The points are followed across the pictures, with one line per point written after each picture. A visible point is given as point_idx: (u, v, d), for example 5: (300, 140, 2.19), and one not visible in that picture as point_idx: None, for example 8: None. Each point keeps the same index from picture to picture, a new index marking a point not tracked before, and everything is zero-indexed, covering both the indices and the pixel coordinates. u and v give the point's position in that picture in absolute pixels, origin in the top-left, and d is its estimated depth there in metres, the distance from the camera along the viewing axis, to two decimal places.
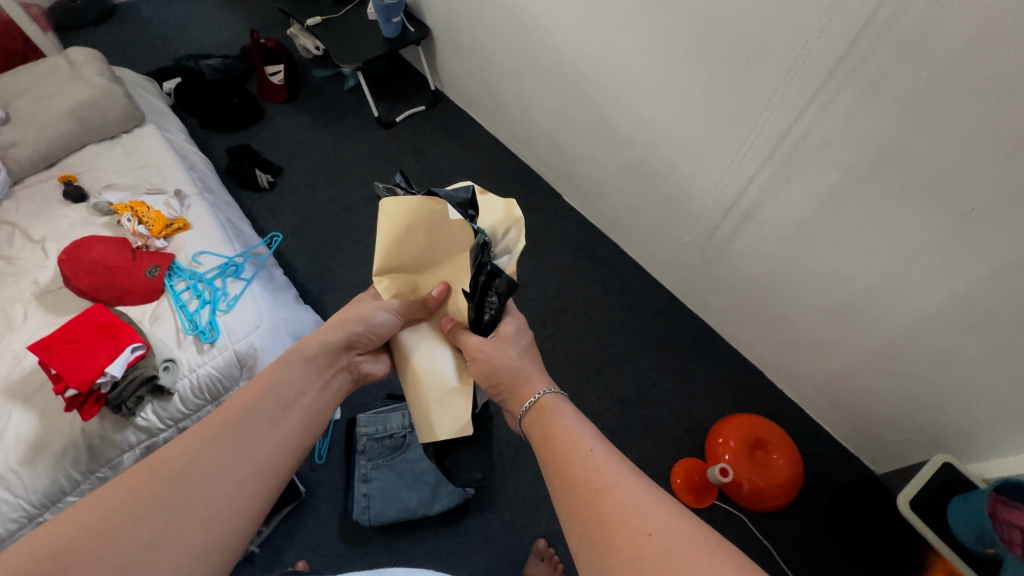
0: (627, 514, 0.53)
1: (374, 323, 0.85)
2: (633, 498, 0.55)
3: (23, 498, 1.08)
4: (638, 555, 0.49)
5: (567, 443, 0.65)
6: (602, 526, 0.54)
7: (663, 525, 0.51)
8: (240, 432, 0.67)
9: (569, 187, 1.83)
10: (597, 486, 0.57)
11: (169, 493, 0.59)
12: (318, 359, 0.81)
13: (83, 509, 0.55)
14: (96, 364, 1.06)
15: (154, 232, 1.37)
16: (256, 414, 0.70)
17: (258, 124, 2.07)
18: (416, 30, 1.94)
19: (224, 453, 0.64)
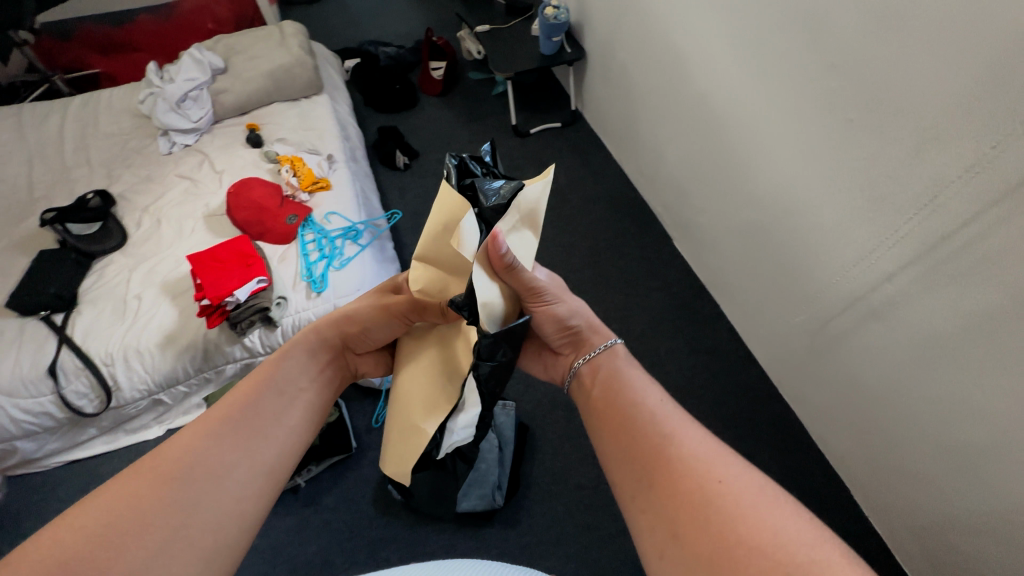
0: (698, 462, 0.54)
1: (371, 327, 0.84)
2: (706, 448, 0.55)
3: (150, 375, 1.32)
4: (706, 499, 0.50)
5: (636, 393, 0.65)
6: (668, 474, 0.54)
7: (734, 476, 0.52)
8: (245, 430, 0.64)
9: (681, 233, 1.77)
10: (665, 432, 0.58)
11: (172, 496, 0.55)
12: (315, 360, 0.78)
13: (84, 513, 0.52)
14: (229, 285, 1.26)
15: (302, 186, 1.58)
16: (262, 414, 0.67)
17: (411, 110, 2.28)
18: (572, 52, 2.00)
19: (228, 450, 0.62)
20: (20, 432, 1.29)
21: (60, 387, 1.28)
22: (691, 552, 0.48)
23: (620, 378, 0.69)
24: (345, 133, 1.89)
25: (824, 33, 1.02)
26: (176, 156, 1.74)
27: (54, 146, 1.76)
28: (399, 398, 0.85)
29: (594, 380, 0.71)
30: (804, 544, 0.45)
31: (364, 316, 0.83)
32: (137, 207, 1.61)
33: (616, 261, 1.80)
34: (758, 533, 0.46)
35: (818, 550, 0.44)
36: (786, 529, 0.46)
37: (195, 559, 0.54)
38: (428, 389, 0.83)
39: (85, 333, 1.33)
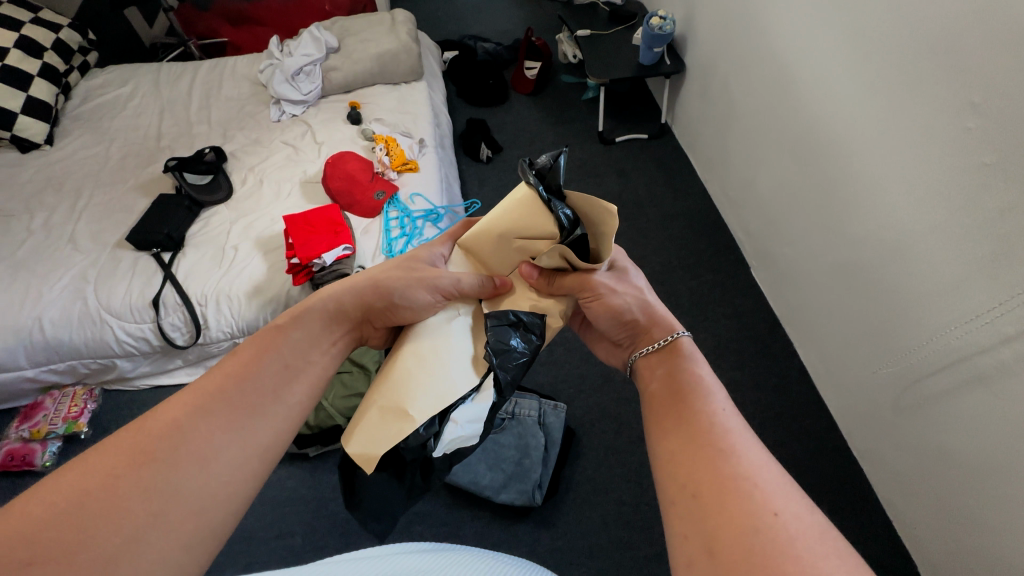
0: (751, 484, 0.48)
1: (411, 297, 0.74)
2: (765, 473, 0.49)
3: (235, 319, 1.43)
4: (757, 526, 0.44)
5: (700, 399, 0.59)
6: (712, 488, 0.48)
7: (794, 512, 0.46)
8: (241, 409, 0.58)
9: (762, 262, 1.69)
10: (721, 446, 0.52)
11: (152, 476, 0.50)
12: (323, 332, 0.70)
13: (63, 482, 0.48)
14: (318, 248, 1.35)
15: (393, 165, 1.65)
16: (260, 390, 0.60)
17: (499, 106, 2.32)
18: (671, 64, 1.97)
19: (219, 430, 0.55)
20: (121, 351, 1.44)
21: (159, 318, 1.41)
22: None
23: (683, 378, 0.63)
24: (437, 119, 1.95)
25: (969, 70, 0.95)
26: (283, 124, 1.87)
27: (182, 103, 1.94)
28: (393, 377, 0.72)
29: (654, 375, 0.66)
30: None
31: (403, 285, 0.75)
32: (244, 166, 1.75)
33: (687, 281, 1.74)
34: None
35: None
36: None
37: (171, 548, 0.48)
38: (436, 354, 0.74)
39: (186, 273, 1.46)
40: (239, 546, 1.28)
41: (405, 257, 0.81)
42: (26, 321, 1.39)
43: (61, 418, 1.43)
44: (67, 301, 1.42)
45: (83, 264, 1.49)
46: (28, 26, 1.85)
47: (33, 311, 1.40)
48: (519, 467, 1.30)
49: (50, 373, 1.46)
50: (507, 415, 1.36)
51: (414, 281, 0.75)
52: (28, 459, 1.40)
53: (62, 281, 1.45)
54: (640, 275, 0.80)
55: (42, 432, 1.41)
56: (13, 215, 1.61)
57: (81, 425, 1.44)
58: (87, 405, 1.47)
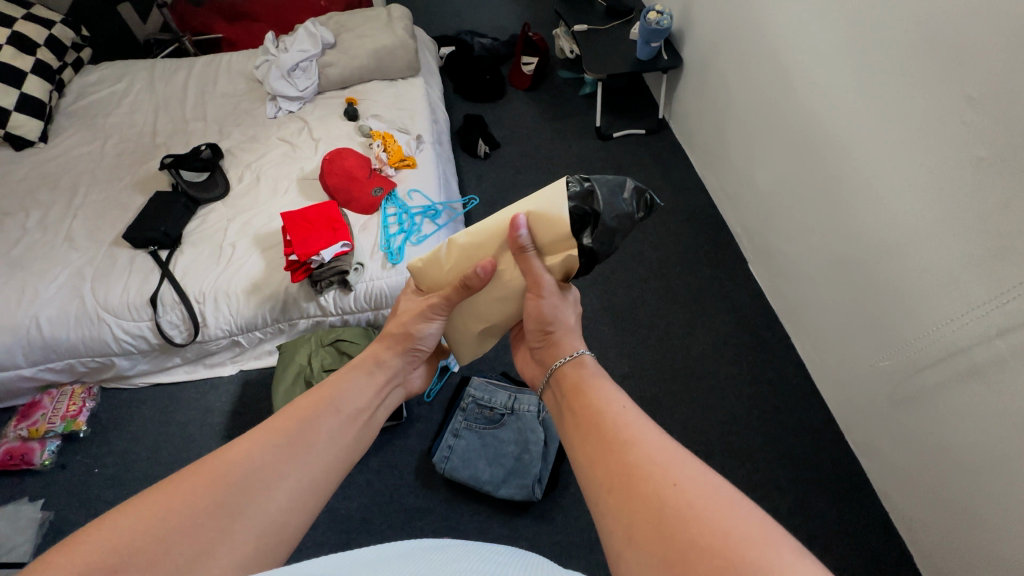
0: (655, 468, 0.52)
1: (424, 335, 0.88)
2: (670, 456, 0.53)
3: (235, 317, 1.43)
4: (660, 500, 0.49)
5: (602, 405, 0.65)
6: (624, 483, 0.53)
7: (691, 478, 0.50)
8: (306, 447, 0.65)
9: (760, 258, 1.70)
10: (626, 438, 0.58)
11: (230, 502, 0.55)
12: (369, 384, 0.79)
13: (141, 504, 0.51)
14: (317, 245, 1.34)
15: (390, 162, 1.64)
16: (324, 430, 0.68)
17: (497, 102, 2.32)
18: (669, 60, 1.97)
19: (283, 465, 0.61)
20: (118, 350, 1.43)
21: (157, 316, 1.41)
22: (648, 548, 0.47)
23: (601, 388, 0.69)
24: (434, 115, 1.94)
25: (963, 65, 0.96)
26: (280, 120, 1.86)
27: (177, 100, 1.93)
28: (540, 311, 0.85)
29: (563, 389, 0.75)
30: (775, 549, 0.42)
31: (410, 320, 0.87)
32: (241, 163, 1.74)
33: (684, 277, 1.75)
34: (710, 530, 0.44)
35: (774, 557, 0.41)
36: (756, 542, 0.42)
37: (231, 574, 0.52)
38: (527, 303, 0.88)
39: (185, 271, 1.46)
40: None
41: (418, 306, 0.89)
42: (24, 319, 1.38)
43: (60, 417, 1.42)
44: (65, 299, 1.41)
45: (80, 262, 1.48)
46: (20, 22, 1.83)
47: (30, 310, 1.39)
48: (519, 462, 1.30)
49: (47, 372, 1.45)
50: (507, 410, 1.36)
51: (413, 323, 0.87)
52: (27, 458, 1.39)
53: (59, 279, 1.44)
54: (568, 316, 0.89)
55: (41, 431, 1.40)
56: (8, 213, 1.60)
57: (80, 424, 1.43)
58: (85, 404, 1.47)
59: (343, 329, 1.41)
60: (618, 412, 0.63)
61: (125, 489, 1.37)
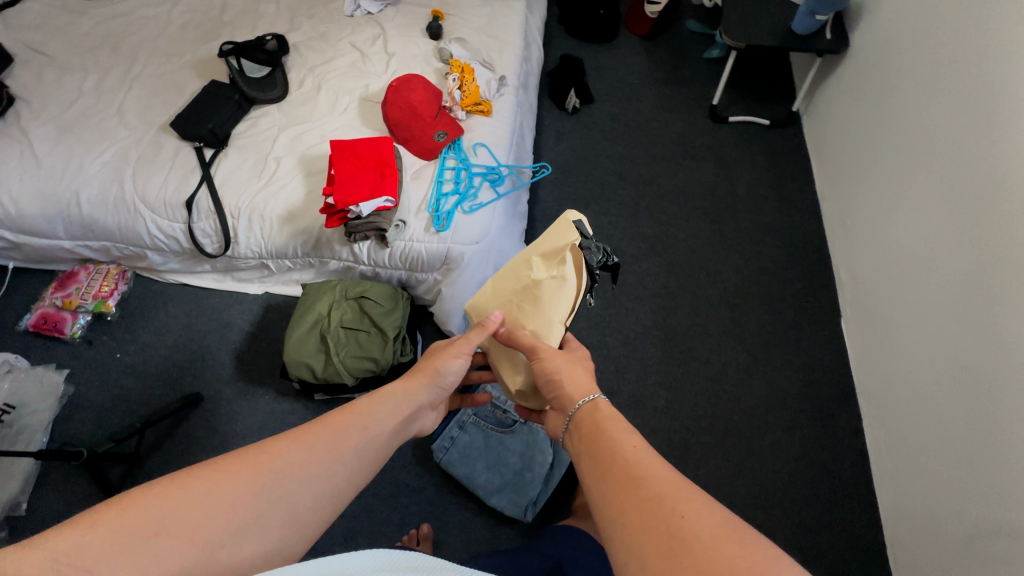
0: (664, 500, 0.53)
1: (447, 369, 0.86)
2: (674, 487, 0.55)
3: (264, 241, 1.35)
4: (674, 536, 0.50)
5: (612, 444, 0.65)
6: (642, 518, 0.53)
7: (697, 511, 0.52)
8: (335, 448, 0.68)
9: (858, 318, 1.42)
10: (637, 474, 0.58)
11: (262, 490, 0.61)
12: (402, 410, 0.79)
13: (195, 479, 0.58)
14: (357, 195, 1.14)
15: (462, 103, 1.41)
16: (371, 440, 0.72)
17: (603, 46, 1.97)
18: (831, 40, 1.56)
19: (315, 469, 0.65)
20: (151, 244, 1.40)
21: (191, 222, 1.35)
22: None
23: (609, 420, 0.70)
24: (526, 53, 1.66)
25: None
26: (355, 21, 1.64)
27: None
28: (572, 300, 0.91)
29: (582, 431, 0.72)
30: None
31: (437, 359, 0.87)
32: (305, 65, 1.57)
33: (761, 313, 1.50)
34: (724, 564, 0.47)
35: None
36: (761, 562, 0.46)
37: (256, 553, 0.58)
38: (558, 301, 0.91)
39: (225, 180, 1.37)
40: None
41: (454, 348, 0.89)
42: (65, 193, 1.35)
43: (91, 295, 1.43)
44: (106, 181, 1.36)
45: (127, 143, 1.41)
46: None
47: (72, 184, 1.35)
48: (519, 477, 1.21)
49: (84, 249, 1.43)
50: (519, 419, 1.25)
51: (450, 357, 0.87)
52: (59, 326, 1.41)
53: (104, 157, 1.39)
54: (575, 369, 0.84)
55: (72, 304, 1.42)
56: (68, 69, 1.53)
57: (110, 307, 1.44)
58: (118, 287, 1.47)
59: (370, 284, 1.30)
60: (628, 449, 0.63)
61: (139, 381, 1.39)
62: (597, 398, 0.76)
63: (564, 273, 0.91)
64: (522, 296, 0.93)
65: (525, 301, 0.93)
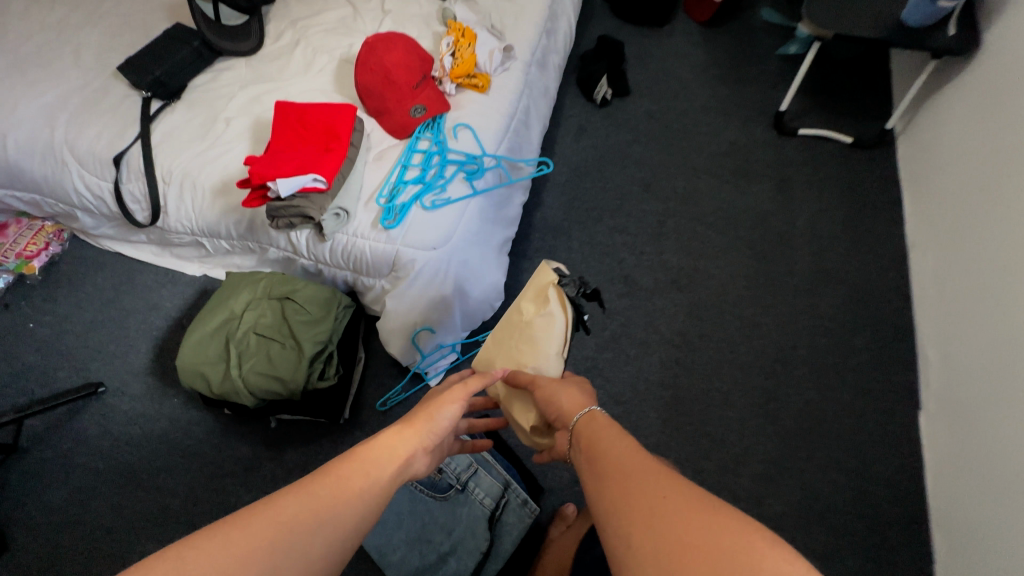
0: (649, 484, 0.44)
1: (443, 415, 0.63)
2: (659, 473, 0.46)
3: (196, 216, 1.13)
4: (655, 523, 0.40)
5: (604, 443, 0.55)
6: (627, 507, 0.43)
7: (686, 491, 0.42)
8: (313, 522, 0.45)
9: (944, 417, 1.03)
10: (623, 464, 0.49)
11: None
12: (398, 461, 0.55)
13: None
14: (278, 170, 0.89)
15: (453, 73, 1.14)
16: (360, 504, 0.49)
17: (652, 31, 1.64)
18: (954, 37, 1.16)
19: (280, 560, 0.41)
20: (79, 204, 1.21)
21: (119, 182, 1.15)
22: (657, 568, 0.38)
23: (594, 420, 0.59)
24: (550, 25, 1.36)
25: None
26: None
27: None
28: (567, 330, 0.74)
29: (576, 439, 0.60)
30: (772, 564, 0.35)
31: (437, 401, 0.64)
32: (288, 16, 1.34)
33: (805, 387, 1.13)
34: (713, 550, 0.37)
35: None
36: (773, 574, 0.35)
37: None
38: (554, 333, 0.73)
39: (164, 138, 1.15)
40: (116, 481, 1.08)
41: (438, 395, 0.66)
42: None
43: (14, 254, 1.26)
44: (38, 125, 1.18)
45: (72, 85, 1.24)
46: None
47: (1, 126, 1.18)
48: (440, 561, 0.92)
49: (15, 201, 1.27)
50: (455, 485, 0.96)
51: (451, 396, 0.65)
52: None
53: (43, 98, 1.21)
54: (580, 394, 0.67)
55: None
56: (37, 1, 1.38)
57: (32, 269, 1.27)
58: (47, 247, 1.30)
59: (303, 283, 1.05)
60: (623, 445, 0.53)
61: (44, 359, 1.20)
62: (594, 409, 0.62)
63: (551, 300, 0.75)
64: (514, 339, 0.76)
65: (521, 347, 0.75)
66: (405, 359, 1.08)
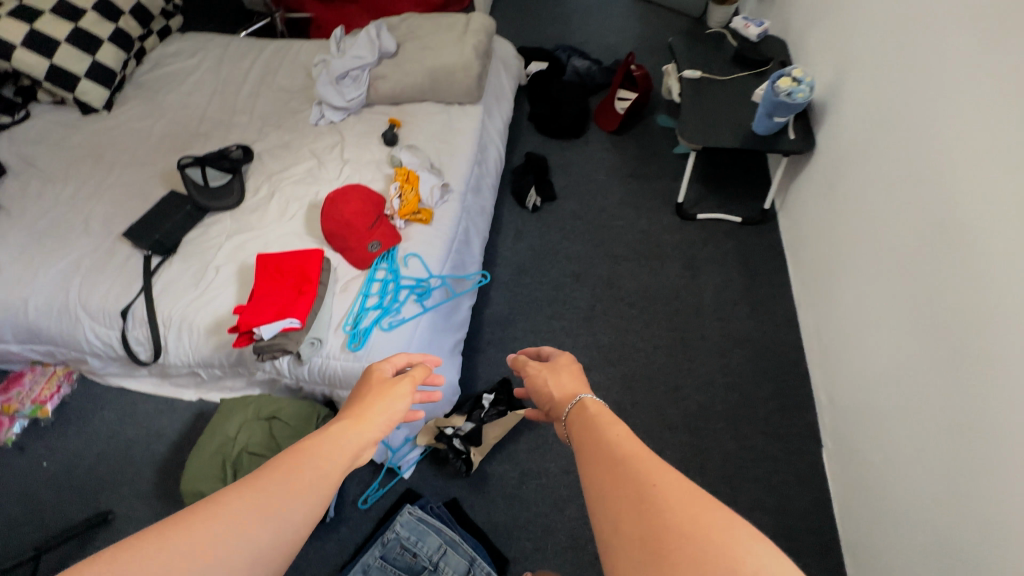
0: (639, 475, 0.50)
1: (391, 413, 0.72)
2: (655, 463, 0.51)
3: (192, 352, 1.33)
4: (672, 525, 0.44)
5: (607, 450, 0.57)
6: (635, 506, 0.47)
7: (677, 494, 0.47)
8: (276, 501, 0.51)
9: (838, 452, 1.23)
10: (621, 452, 0.55)
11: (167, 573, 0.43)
12: (350, 451, 0.63)
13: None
14: (260, 317, 1.14)
15: (401, 212, 1.40)
16: (319, 481, 0.56)
17: (571, 142, 1.97)
18: (795, 141, 1.48)
19: (241, 532, 0.47)
20: (90, 349, 1.41)
21: (126, 330, 1.35)
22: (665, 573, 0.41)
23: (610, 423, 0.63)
24: (481, 157, 1.66)
25: None
26: (318, 130, 1.70)
27: (235, 86, 1.85)
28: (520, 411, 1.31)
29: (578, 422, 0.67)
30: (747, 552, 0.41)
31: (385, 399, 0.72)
32: (265, 172, 1.62)
33: (726, 440, 1.32)
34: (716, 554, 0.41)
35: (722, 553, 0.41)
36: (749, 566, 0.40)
37: None
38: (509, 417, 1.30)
39: (164, 288, 1.38)
40: None
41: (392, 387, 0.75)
42: (14, 301, 1.39)
43: (31, 400, 1.43)
44: (55, 289, 1.40)
45: (84, 250, 1.47)
46: None
47: (22, 293, 1.40)
48: None
49: (31, 352, 1.46)
50: (428, 566, 1.11)
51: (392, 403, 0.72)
52: None
53: (59, 265, 1.44)
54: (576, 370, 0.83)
55: (11, 409, 1.41)
56: (51, 180, 1.64)
57: (46, 411, 1.44)
58: (60, 390, 1.47)
59: (285, 401, 1.24)
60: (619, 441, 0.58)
61: (57, 495, 1.34)
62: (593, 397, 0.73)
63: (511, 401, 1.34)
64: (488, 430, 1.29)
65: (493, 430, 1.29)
66: (377, 458, 1.26)
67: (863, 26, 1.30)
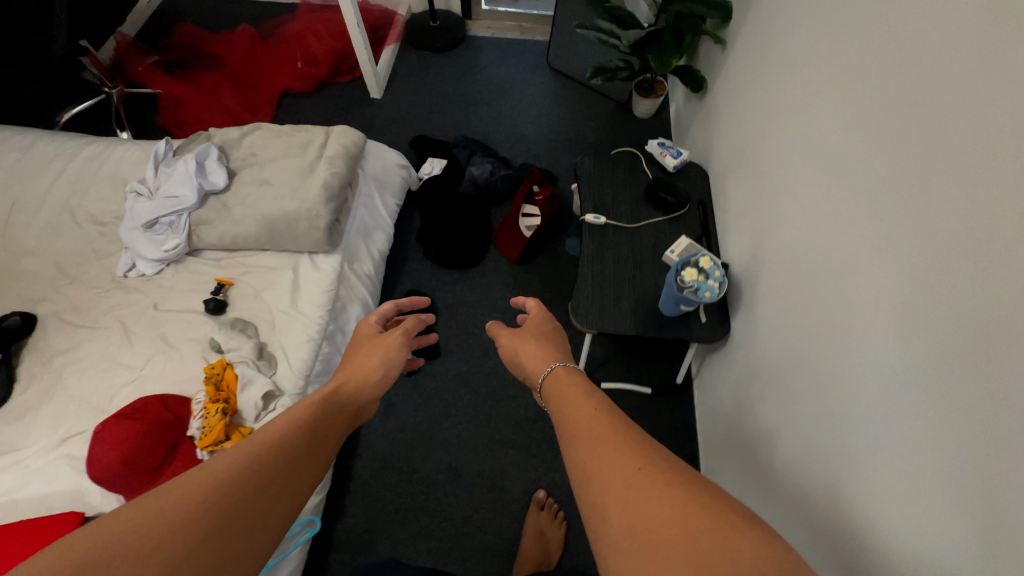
0: (626, 447, 0.53)
1: (386, 370, 0.86)
2: (640, 439, 0.55)
3: None
4: (652, 496, 0.47)
5: (579, 420, 0.61)
6: (611, 465, 0.51)
7: (662, 463, 0.50)
8: (293, 451, 0.59)
9: None
10: (595, 422, 0.60)
11: (239, 502, 0.50)
12: (345, 416, 0.73)
13: (155, 502, 0.47)
14: None
15: (200, 443, 1.07)
16: (326, 437, 0.66)
17: (465, 272, 1.67)
18: (706, 326, 1.23)
19: (276, 469, 0.56)
20: None
21: None
22: (651, 546, 0.43)
23: (585, 389, 0.70)
24: (335, 324, 1.34)
25: None
26: (127, 285, 1.33)
27: (28, 212, 1.45)
28: None
29: (553, 390, 0.75)
30: (741, 530, 0.43)
31: (378, 360, 0.86)
32: (46, 351, 1.25)
33: None
34: (723, 536, 0.43)
35: (721, 534, 0.43)
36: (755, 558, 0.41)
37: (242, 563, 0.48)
38: None
39: None
40: None
41: (387, 346, 0.89)
42: None
43: None
44: None
45: None
46: None
47: None
48: None
49: None
50: None
51: (386, 361, 0.86)
52: None
53: None
54: (547, 330, 0.96)
55: None
56: None
57: None
58: None
59: None
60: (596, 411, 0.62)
61: None
62: (568, 366, 0.80)
63: None
64: None
65: None
66: None
67: (778, 217, 1.05)
